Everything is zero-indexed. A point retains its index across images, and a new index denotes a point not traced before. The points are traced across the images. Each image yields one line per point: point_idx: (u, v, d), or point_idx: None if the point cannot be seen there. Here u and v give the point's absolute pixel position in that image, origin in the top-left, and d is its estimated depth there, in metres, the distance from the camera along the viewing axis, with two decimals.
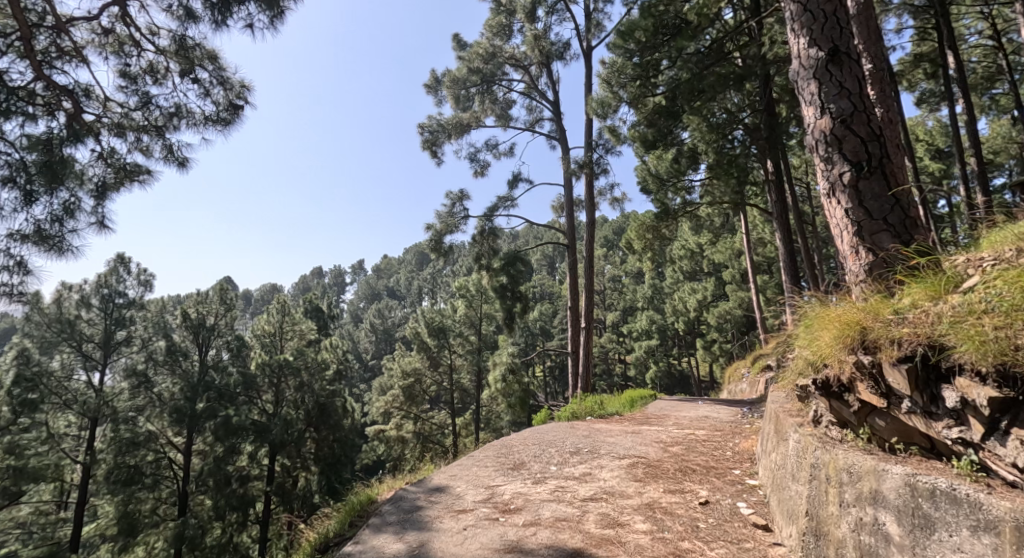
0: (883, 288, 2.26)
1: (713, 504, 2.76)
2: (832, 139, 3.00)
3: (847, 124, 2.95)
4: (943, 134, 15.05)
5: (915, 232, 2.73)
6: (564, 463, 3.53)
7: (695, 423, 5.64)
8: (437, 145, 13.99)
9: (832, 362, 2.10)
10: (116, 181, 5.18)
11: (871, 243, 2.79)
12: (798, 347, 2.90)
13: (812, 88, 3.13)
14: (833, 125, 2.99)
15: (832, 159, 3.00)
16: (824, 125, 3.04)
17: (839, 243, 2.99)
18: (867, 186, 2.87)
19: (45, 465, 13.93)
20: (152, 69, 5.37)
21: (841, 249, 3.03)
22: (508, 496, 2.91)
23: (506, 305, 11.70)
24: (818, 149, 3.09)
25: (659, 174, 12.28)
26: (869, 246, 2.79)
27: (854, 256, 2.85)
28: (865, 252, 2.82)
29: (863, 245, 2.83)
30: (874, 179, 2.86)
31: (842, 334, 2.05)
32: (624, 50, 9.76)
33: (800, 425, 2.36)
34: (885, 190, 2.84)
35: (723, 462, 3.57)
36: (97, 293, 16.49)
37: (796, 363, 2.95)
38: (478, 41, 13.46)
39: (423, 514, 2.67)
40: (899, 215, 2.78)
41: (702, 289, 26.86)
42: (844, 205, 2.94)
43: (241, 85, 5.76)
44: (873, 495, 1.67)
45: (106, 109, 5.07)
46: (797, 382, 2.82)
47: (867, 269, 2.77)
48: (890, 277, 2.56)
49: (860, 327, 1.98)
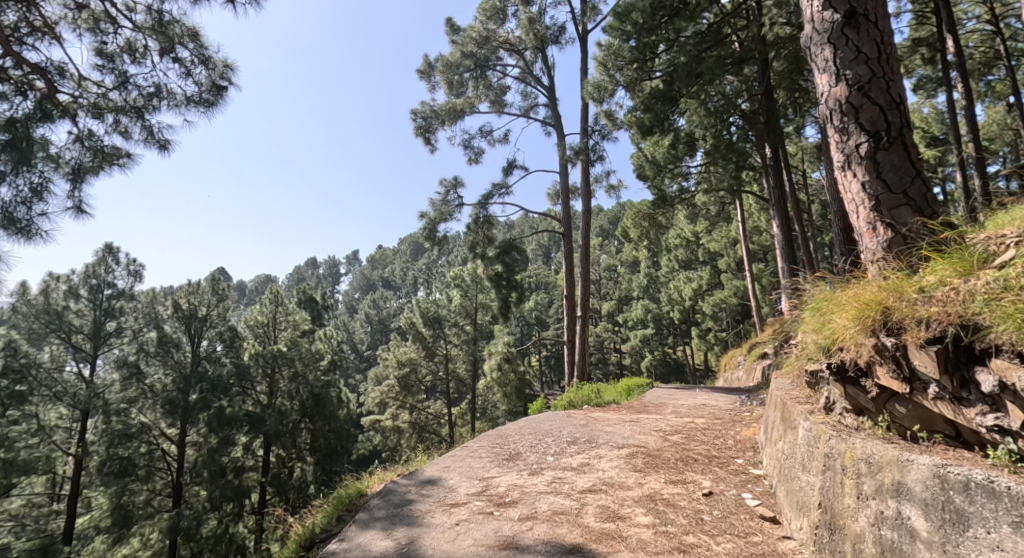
0: (904, 265, 2.13)
1: (717, 495, 2.64)
2: (849, 108, 2.87)
3: (865, 91, 2.82)
4: (939, 121, 14.94)
5: (936, 206, 2.64)
6: (562, 453, 3.41)
7: (694, 411, 5.53)
8: (430, 132, 13.79)
9: (849, 345, 1.98)
10: (94, 164, 5.02)
11: (890, 218, 2.70)
12: (808, 328, 2.80)
13: (826, 54, 2.99)
14: (850, 93, 2.86)
15: (847, 130, 2.88)
16: (839, 94, 2.90)
17: (854, 219, 2.89)
18: (886, 158, 2.75)
19: (35, 457, 13.74)
20: (129, 47, 5.17)
21: (855, 226, 2.92)
22: (503, 488, 2.79)
23: (501, 294, 11.57)
24: (832, 119, 2.96)
25: (656, 159, 12.06)
26: (888, 222, 2.69)
27: (873, 233, 2.75)
28: (884, 228, 2.71)
29: (881, 221, 2.73)
30: (893, 151, 2.75)
31: (861, 315, 1.93)
32: (621, 32, 9.66)
33: (810, 413, 2.24)
34: (905, 162, 2.73)
35: (725, 451, 3.46)
36: (85, 284, 16.22)
37: (806, 345, 2.85)
38: (471, 24, 13.19)
39: (413, 508, 2.54)
40: (920, 188, 2.68)
41: (697, 278, 26.85)
42: (861, 178, 2.83)
43: (224, 64, 5.60)
44: (895, 488, 1.54)
45: (81, 89, 4.89)
46: (804, 368, 2.70)
47: (886, 246, 2.67)
48: (914, 252, 2.45)
49: (881, 307, 1.86)
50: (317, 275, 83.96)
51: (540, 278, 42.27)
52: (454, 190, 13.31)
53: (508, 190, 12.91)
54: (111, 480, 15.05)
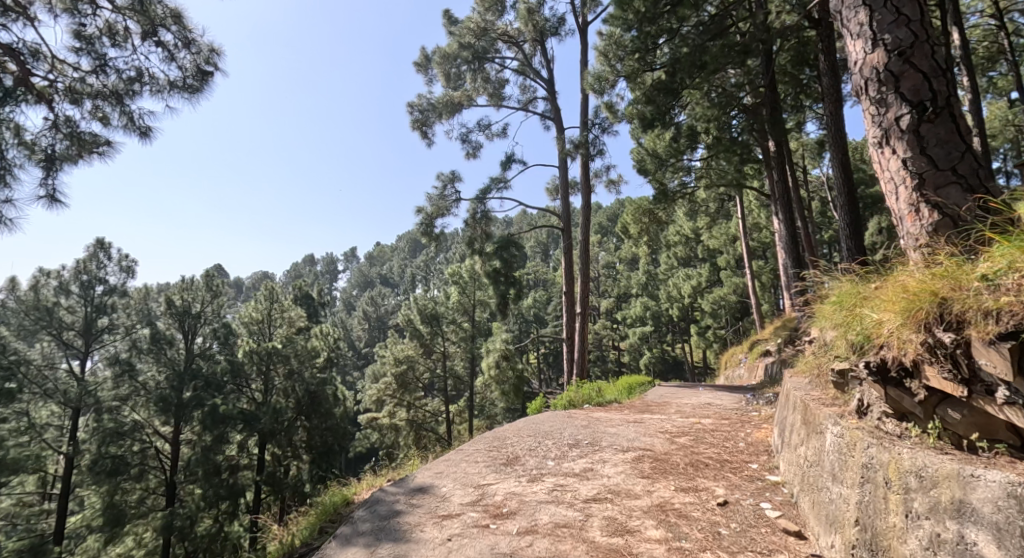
0: (958, 250, 1.92)
1: (733, 505, 2.43)
2: (888, 76, 2.68)
3: (906, 57, 2.63)
4: None
5: (989, 183, 2.44)
6: (563, 457, 3.20)
7: (700, 411, 5.31)
8: (427, 125, 13.54)
9: (894, 341, 1.77)
10: (72, 152, 4.79)
11: (937, 199, 2.50)
12: (838, 323, 2.60)
13: (861, 18, 2.81)
14: (890, 59, 2.67)
15: (886, 100, 2.69)
16: (877, 62, 2.72)
17: (894, 201, 2.70)
18: (931, 131, 2.56)
19: (25, 456, 13.49)
20: (109, 30, 4.93)
21: (895, 208, 2.73)
22: (500, 497, 2.57)
23: (499, 290, 11.35)
24: (868, 90, 2.77)
25: (657, 152, 11.80)
26: (934, 204, 2.50)
27: (916, 216, 2.56)
28: (929, 209, 2.52)
29: (927, 202, 2.54)
30: (940, 122, 2.55)
31: (912, 308, 1.72)
32: (623, 21, 9.48)
33: (840, 417, 2.02)
34: (953, 134, 2.52)
35: (737, 455, 3.24)
36: (76, 279, 15.95)
37: (835, 340, 2.65)
38: (469, 16, 12.94)
39: (401, 521, 2.33)
40: (970, 164, 2.48)
41: (697, 276, 26.70)
42: (902, 155, 2.64)
43: (209, 48, 5.37)
44: (956, 508, 1.33)
45: (57, 72, 4.64)
46: (830, 367, 2.48)
47: (932, 230, 2.48)
48: (967, 234, 2.26)
49: (937, 299, 1.65)
50: (315, 271, 83.61)
51: (539, 275, 42.06)
52: (452, 185, 13.09)
53: (507, 185, 12.68)
54: (103, 478, 14.81)
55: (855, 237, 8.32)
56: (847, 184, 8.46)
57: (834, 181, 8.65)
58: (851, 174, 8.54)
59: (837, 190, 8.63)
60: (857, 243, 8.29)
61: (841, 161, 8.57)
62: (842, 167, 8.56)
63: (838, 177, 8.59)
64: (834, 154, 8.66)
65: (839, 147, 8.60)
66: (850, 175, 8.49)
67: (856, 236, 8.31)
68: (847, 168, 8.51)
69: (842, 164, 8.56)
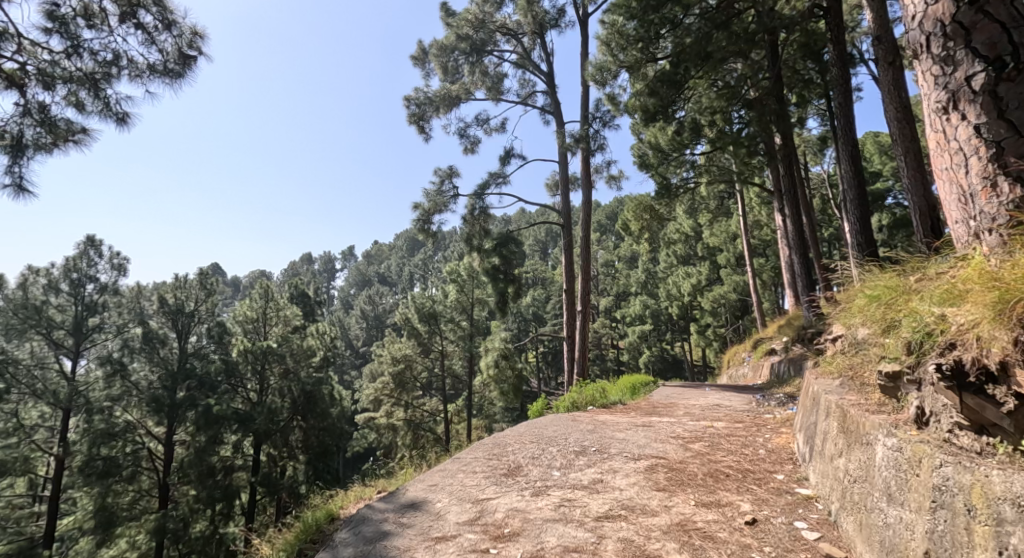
0: None
1: (763, 524, 2.15)
2: (957, 30, 2.48)
3: (980, 6, 2.42)
4: None
5: None
6: (569, 466, 2.93)
7: (711, 414, 5.03)
8: (424, 119, 13.23)
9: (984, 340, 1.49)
10: (44, 140, 4.49)
11: (1019, 170, 2.26)
12: (892, 314, 2.34)
13: None
14: (959, 10, 2.47)
15: (955, 58, 2.49)
16: (943, 15, 2.53)
17: (965, 174, 2.48)
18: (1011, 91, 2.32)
19: (12, 458, 13.18)
20: (85, 10, 4.63)
21: (964, 182, 2.51)
22: (501, 514, 2.30)
23: (498, 288, 11.07)
24: (934, 46, 2.57)
25: (660, 145, 11.55)
26: (1015, 176, 2.27)
27: (992, 192, 2.33)
28: (1009, 183, 2.29)
29: (1006, 174, 2.31)
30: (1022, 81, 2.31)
31: None
32: (626, 10, 9.23)
33: (894, 427, 1.74)
34: None
35: (760, 464, 2.97)
36: (66, 278, 15.64)
37: (887, 336, 2.39)
38: (467, 7, 12.64)
39: (389, 545, 2.06)
40: None
41: (696, 274, 26.00)
42: (975, 120, 2.42)
43: (192, 31, 5.08)
44: None
45: (27, 54, 4.35)
46: (877, 368, 2.21)
47: (1014, 205, 2.25)
48: None
49: None
50: (312, 270, 83.18)
51: (539, 273, 41.80)
52: (449, 180, 12.81)
53: (506, 180, 12.40)
54: (93, 481, 14.50)
55: (864, 232, 8.08)
56: (856, 178, 8.21)
57: (843, 175, 8.41)
58: (861, 168, 8.29)
59: (846, 185, 8.38)
60: (866, 239, 8.05)
61: (850, 155, 8.33)
62: (851, 161, 8.31)
63: (847, 172, 8.34)
64: (842, 147, 8.42)
65: (848, 140, 8.37)
66: (860, 169, 8.24)
67: (866, 231, 8.07)
68: (856, 162, 8.26)
69: (851, 157, 8.32)
